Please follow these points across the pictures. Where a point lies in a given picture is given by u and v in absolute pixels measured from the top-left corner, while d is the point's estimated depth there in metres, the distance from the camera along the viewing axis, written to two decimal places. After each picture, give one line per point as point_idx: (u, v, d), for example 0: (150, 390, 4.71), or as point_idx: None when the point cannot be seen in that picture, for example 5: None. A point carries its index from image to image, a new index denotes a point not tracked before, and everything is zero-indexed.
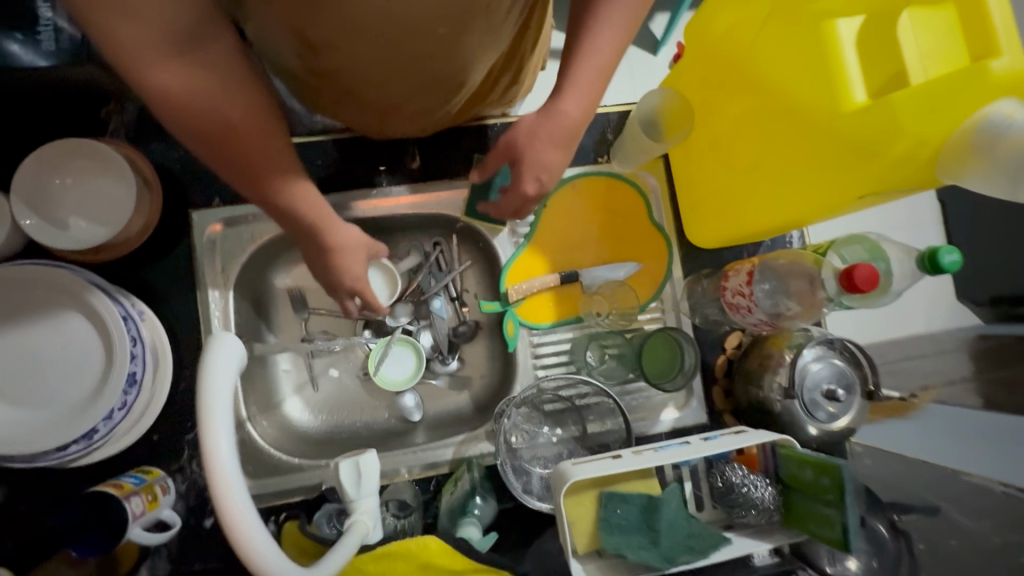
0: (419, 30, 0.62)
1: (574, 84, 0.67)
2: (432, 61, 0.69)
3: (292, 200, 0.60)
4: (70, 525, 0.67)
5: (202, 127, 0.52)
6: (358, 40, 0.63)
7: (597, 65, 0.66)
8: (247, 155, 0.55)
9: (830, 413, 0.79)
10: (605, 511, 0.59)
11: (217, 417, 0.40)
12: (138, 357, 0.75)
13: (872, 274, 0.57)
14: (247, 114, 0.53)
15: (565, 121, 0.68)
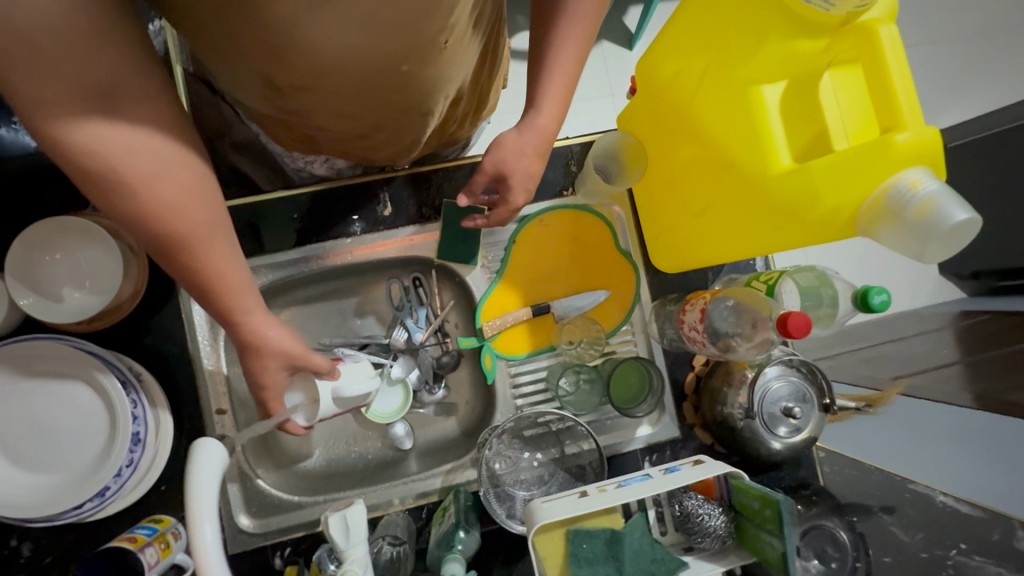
0: (382, 70, 0.65)
1: (539, 99, 0.74)
2: (402, 94, 0.72)
3: (213, 270, 0.60)
4: None
5: (121, 192, 0.52)
6: (323, 85, 0.67)
7: (564, 70, 0.73)
8: (168, 224, 0.55)
9: (788, 428, 0.85)
10: (573, 547, 0.64)
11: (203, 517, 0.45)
12: (141, 417, 0.81)
13: (804, 322, 0.60)
14: (175, 181, 0.54)
15: (544, 132, 0.76)
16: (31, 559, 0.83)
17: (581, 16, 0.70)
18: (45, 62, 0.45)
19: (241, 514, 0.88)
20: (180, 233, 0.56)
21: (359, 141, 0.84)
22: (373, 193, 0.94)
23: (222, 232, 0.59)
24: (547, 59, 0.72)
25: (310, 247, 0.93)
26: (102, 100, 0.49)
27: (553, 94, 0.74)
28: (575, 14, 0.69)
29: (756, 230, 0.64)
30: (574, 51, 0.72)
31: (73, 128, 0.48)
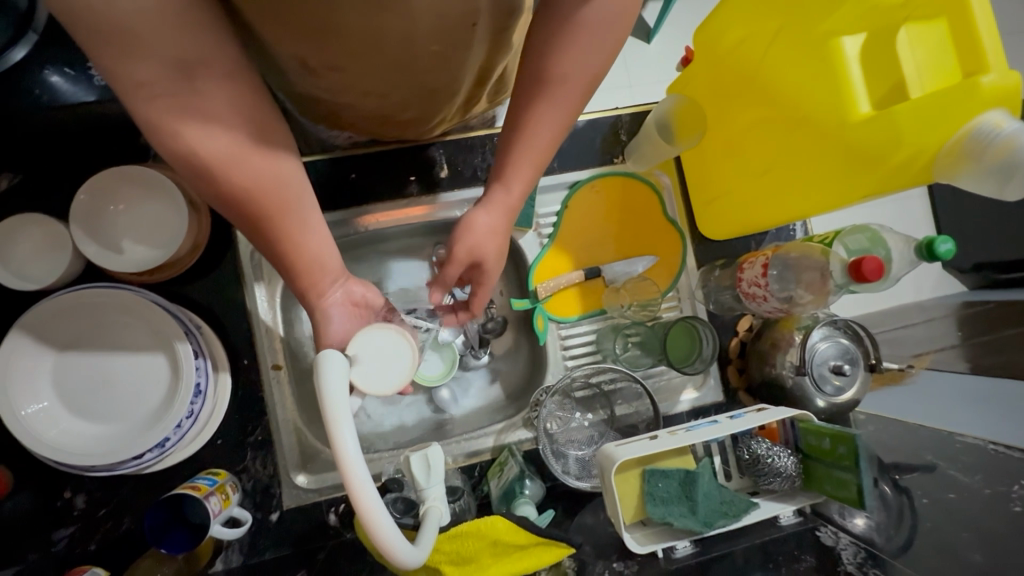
0: (409, 53, 0.59)
1: (502, 175, 0.67)
2: (431, 74, 0.66)
3: (296, 246, 0.56)
4: (159, 525, 0.75)
5: (207, 173, 0.49)
6: (356, 62, 0.61)
7: (529, 147, 0.64)
8: (254, 203, 0.51)
9: (836, 387, 0.86)
10: (649, 486, 0.67)
11: (343, 425, 0.46)
12: (202, 369, 0.81)
13: (878, 266, 0.66)
14: (258, 159, 0.50)
15: (478, 235, 0.68)
16: (86, 511, 0.82)
17: (559, 98, 0.61)
18: (135, 41, 0.42)
19: (296, 471, 0.88)
20: (266, 212, 0.52)
21: (387, 117, 0.79)
22: (429, 156, 0.95)
23: (303, 208, 0.55)
24: (517, 138, 0.64)
25: (364, 208, 0.94)
26: (184, 78, 0.45)
27: (507, 178, 0.67)
28: (553, 99, 0.61)
29: (825, 184, 0.67)
30: (549, 132, 0.63)
31: (160, 111, 0.45)
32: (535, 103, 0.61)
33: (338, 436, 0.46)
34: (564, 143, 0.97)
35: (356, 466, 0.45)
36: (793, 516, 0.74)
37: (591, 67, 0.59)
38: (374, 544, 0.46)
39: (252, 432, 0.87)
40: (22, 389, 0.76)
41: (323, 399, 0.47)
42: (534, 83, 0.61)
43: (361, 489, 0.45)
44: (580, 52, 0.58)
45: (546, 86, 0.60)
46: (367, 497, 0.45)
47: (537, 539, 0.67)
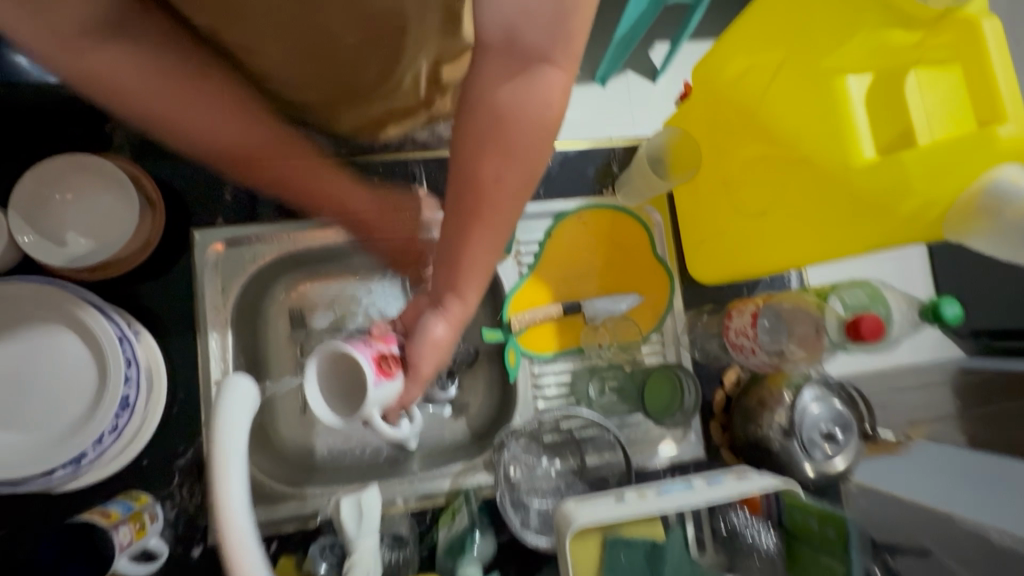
0: (319, 44, 0.59)
1: (457, 290, 0.62)
2: (353, 71, 0.66)
3: (247, 149, 0.67)
4: (55, 557, 0.66)
5: (139, 104, 0.58)
6: (273, 49, 0.60)
7: (474, 265, 0.61)
8: (179, 114, 0.60)
9: (826, 453, 0.79)
10: (609, 557, 0.58)
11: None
12: (133, 380, 0.73)
13: (877, 325, 0.60)
14: (167, 80, 0.58)
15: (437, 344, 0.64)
16: None
17: (496, 203, 0.58)
18: None
19: None
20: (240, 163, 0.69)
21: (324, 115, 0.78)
22: (409, 172, 0.91)
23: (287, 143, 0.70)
24: (458, 252, 0.60)
25: (336, 220, 0.88)
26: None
27: (462, 288, 0.62)
28: (485, 219, 0.58)
29: (825, 231, 0.62)
30: (489, 246, 0.60)
31: (70, 57, 0.52)
32: (474, 229, 0.58)
33: (223, 471, 0.44)
34: (553, 170, 0.93)
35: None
36: None
37: (515, 178, 0.57)
38: None
39: (184, 454, 0.79)
40: None
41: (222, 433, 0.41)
42: (468, 193, 0.58)
43: (238, 530, 0.43)
44: (509, 155, 0.56)
45: (484, 195, 0.57)
46: (240, 540, 0.43)
47: None
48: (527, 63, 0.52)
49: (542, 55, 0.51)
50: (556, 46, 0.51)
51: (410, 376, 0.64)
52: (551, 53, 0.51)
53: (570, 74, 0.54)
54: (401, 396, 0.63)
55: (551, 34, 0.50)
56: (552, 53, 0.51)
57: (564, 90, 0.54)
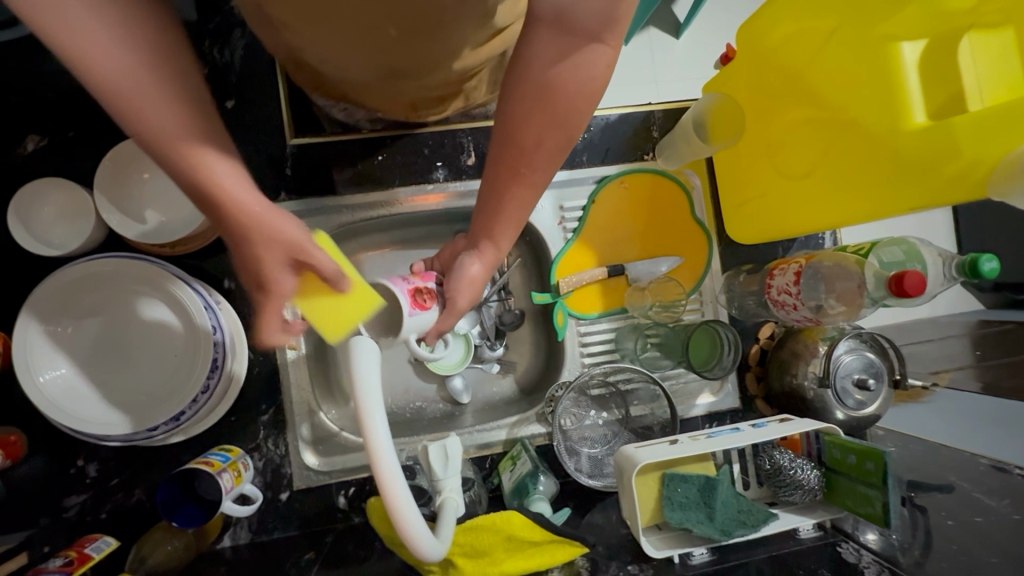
0: (368, 30, 0.60)
1: (491, 236, 0.67)
2: (412, 57, 0.67)
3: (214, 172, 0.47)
4: (170, 499, 0.75)
5: (122, 96, 0.43)
6: (312, 26, 0.60)
7: (514, 214, 0.64)
8: (182, 147, 0.45)
9: (857, 401, 0.84)
10: (668, 490, 0.66)
11: (375, 420, 0.45)
12: (220, 344, 0.80)
13: (920, 280, 0.64)
14: (170, 95, 0.45)
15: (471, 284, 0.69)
16: (98, 479, 0.82)
17: (535, 168, 0.60)
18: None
19: (308, 452, 0.88)
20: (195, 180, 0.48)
21: (363, 89, 0.78)
22: (457, 143, 0.94)
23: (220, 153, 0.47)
24: (494, 201, 0.63)
25: (389, 190, 0.92)
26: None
27: (497, 237, 0.66)
28: (523, 177, 0.60)
29: (869, 193, 0.65)
30: (527, 200, 0.63)
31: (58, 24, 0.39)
32: (517, 184, 0.61)
33: (367, 426, 0.45)
34: (595, 137, 0.95)
35: (386, 455, 0.45)
36: (812, 530, 0.69)
37: (556, 140, 0.57)
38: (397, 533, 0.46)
39: (267, 411, 0.87)
40: (39, 357, 0.75)
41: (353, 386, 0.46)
42: (511, 155, 0.59)
43: (388, 478, 0.45)
44: (553, 122, 0.56)
45: (521, 155, 0.58)
46: (393, 484, 0.45)
47: (551, 536, 0.65)
48: (577, 40, 0.50)
49: (592, 35, 0.50)
50: (608, 25, 0.49)
51: (448, 308, 0.69)
52: (602, 32, 0.49)
53: (617, 51, 0.52)
54: (437, 323, 0.69)
55: (606, 14, 0.48)
56: (604, 31, 0.50)
57: (608, 66, 0.53)
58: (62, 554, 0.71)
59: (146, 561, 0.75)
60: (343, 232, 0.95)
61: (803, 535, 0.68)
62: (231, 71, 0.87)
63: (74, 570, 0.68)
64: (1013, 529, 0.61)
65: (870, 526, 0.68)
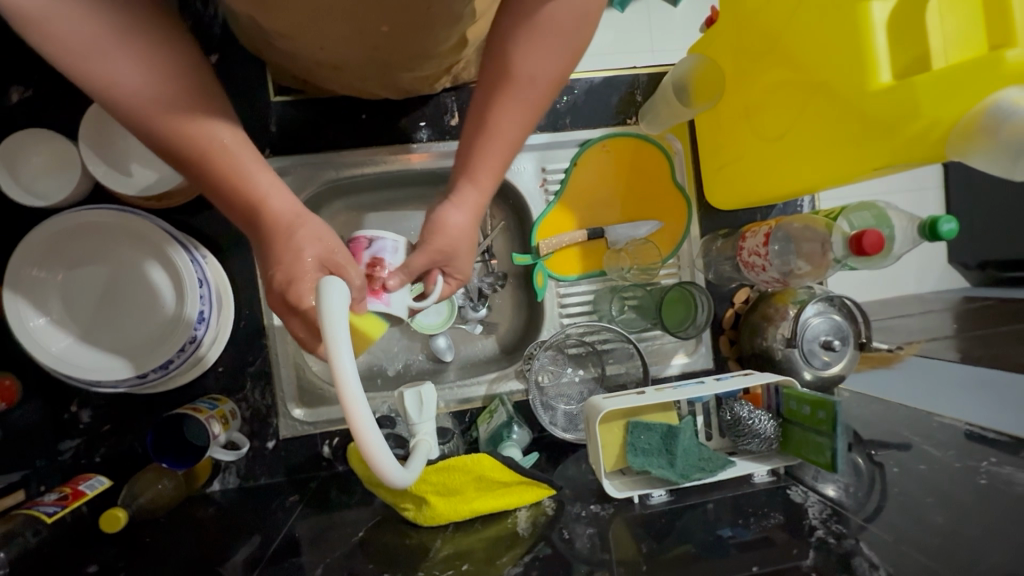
0: (360, 29, 0.63)
1: (471, 172, 0.61)
2: (400, 48, 0.70)
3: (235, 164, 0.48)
4: (161, 443, 0.80)
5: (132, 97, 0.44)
6: (306, 32, 0.64)
7: (498, 146, 0.59)
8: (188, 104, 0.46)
9: (824, 362, 0.87)
10: (631, 437, 0.70)
11: (343, 352, 0.45)
12: (206, 297, 0.83)
13: (879, 239, 0.66)
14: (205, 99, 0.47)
15: (450, 232, 0.61)
16: (91, 425, 0.85)
17: (525, 98, 0.57)
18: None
19: (293, 403, 0.91)
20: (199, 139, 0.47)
21: (343, 79, 0.79)
22: (441, 104, 0.94)
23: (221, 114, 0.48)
24: (483, 131, 0.59)
25: (375, 150, 0.93)
26: None
27: (479, 170, 0.61)
28: (515, 104, 0.57)
29: (837, 152, 0.67)
30: (511, 136, 0.59)
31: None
32: (502, 109, 0.57)
33: (336, 362, 0.45)
34: (578, 100, 0.95)
35: (350, 386, 0.45)
36: (766, 474, 0.72)
37: (552, 71, 0.56)
38: (372, 471, 0.47)
39: (255, 362, 0.90)
40: (29, 303, 0.78)
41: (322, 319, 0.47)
42: (497, 78, 0.57)
43: (362, 417, 0.45)
44: (543, 53, 0.54)
45: (511, 85, 0.56)
46: (363, 419, 0.45)
47: (520, 479, 0.68)
48: None
49: None
50: None
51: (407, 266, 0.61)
52: None
53: None
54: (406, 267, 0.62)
55: None
56: None
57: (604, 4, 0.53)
58: (57, 490, 0.75)
59: (139, 497, 0.78)
60: (329, 189, 0.96)
61: (757, 480, 0.71)
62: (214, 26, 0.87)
63: (68, 504, 0.71)
64: (953, 474, 0.65)
65: (827, 476, 0.69)
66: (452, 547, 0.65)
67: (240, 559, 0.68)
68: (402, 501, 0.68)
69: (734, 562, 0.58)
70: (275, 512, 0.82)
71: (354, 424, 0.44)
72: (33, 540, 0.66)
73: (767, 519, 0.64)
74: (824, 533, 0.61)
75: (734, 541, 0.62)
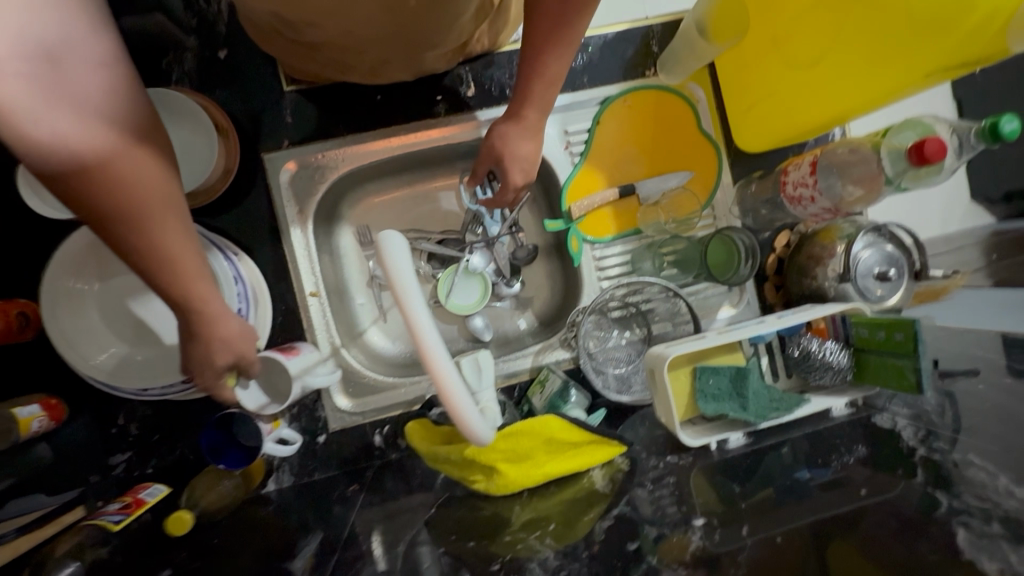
0: (386, 6, 0.62)
1: (524, 101, 0.67)
2: (424, 26, 0.68)
3: (183, 269, 0.55)
4: (217, 444, 0.78)
5: (103, 185, 0.49)
6: (331, 18, 0.63)
7: (546, 83, 0.65)
8: (148, 213, 0.51)
9: (879, 295, 0.83)
10: (700, 382, 0.68)
11: (415, 299, 0.48)
12: (243, 294, 0.81)
13: (941, 145, 0.63)
14: (171, 211, 0.54)
15: (517, 157, 0.72)
16: (140, 437, 0.84)
17: (565, 39, 0.60)
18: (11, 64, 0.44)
19: (340, 396, 0.89)
20: (153, 248, 0.53)
21: (362, 65, 0.78)
22: (455, 75, 0.92)
23: (179, 213, 0.55)
24: (531, 68, 0.63)
25: (394, 129, 0.92)
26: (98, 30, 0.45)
27: (530, 103, 0.67)
28: (557, 40, 0.60)
29: (890, 64, 0.64)
30: (557, 69, 0.64)
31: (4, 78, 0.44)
32: (552, 49, 0.61)
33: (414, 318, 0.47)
34: (594, 57, 0.93)
35: (439, 354, 0.47)
36: (844, 408, 0.69)
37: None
38: (459, 430, 0.50)
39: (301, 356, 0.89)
40: (67, 315, 0.77)
41: (390, 276, 0.48)
42: (542, 22, 0.58)
43: (448, 380, 0.48)
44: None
45: (551, 30, 0.59)
46: (445, 371, 0.48)
47: (590, 437, 0.67)
48: None
49: None
50: None
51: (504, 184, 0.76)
52: None
53: None
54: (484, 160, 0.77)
55: None
56: None
57: None
58: (119, 500, 0.75)
59: (200, 501, 0.78)
60: (351, 177, 0.94)
61: (835, 413, 0.69)
62: (220, 20, 0.85)
63: (131, 512, 0.72)
64: None
65: (902, 399, 0.68)
66: (530, 512, 0.64)
67: (314, 550, 0.67)
68: (472, 474, 0.66)
69: (823, 501, 0.56)
70: (338, 503, 0.80)
71: (442, 388, 0.48)
72: (105, 550, 0.66)
73: (854, 452, 0.62)
74: (924, 454, 0.58)
75: (818, 480, 0.60)
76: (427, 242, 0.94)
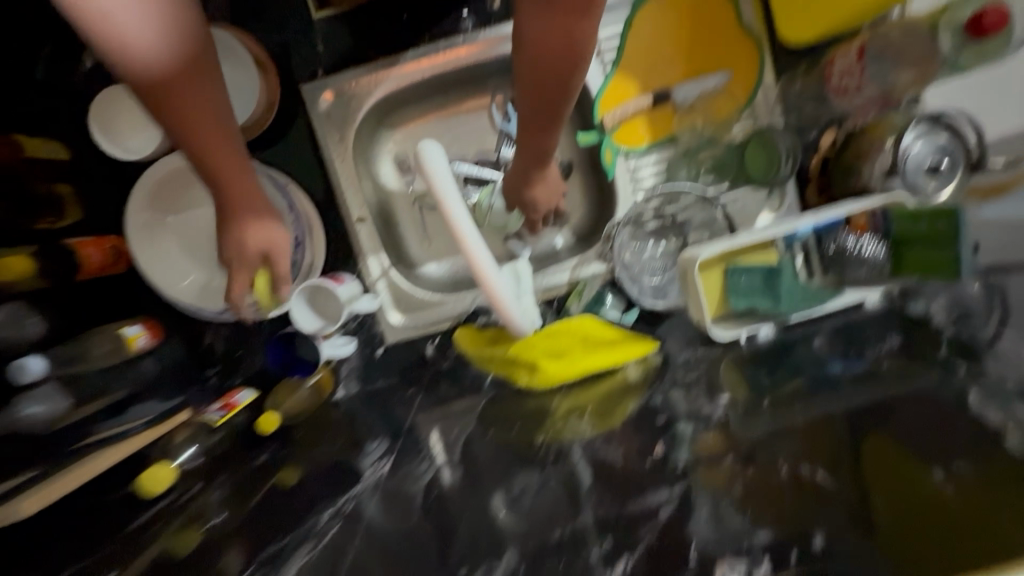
0: None
1: (530, 163, 0.79)
2: None
3: (214, 165, 0.70)
4: (286, 358, 0.92)
5: (200, 107, 0.66)
6: None
7: (542, 153, 0.76)
8: (209, 121, 0.67)
9: (932, 188, 0.79)
10: (731, 281, 0.72)
11: (450, 196, 0.54)
12: (298, 220, 0.89)
13: (1001, 16, 0.66)
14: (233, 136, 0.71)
15: (531, 194, 0.85)
16: (226, 352, 0.96)
17: (553, 125, 0.70)
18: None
19: (392, 311, 0.97)
20: (213, 147, 0.69)
21: None
22: None
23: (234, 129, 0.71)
24: (527, 145, 0.75)
25: (423, 49, 0.92)
26: None
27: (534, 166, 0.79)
28: (550, 126, 0.70)
29: None
30: (551, 141, 0.74)
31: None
32: (543, 132, 0.71)
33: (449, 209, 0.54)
34: None
35: (478, 250, 0.53)
36: (877, 299, 0.72)
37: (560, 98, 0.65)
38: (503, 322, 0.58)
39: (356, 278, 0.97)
40: (151, 244, 0.86)
41: (427, 176, 0.55)
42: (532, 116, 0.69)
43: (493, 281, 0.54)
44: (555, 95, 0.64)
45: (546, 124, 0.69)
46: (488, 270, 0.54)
47: (620, 334, 0.76)
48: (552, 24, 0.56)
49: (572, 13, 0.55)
50: None
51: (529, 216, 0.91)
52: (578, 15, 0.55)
53: None
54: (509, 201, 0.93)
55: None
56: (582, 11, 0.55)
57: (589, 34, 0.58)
58: (218, 402, 0.88)
59: (281, 407, 0.87)
60: (384, 104, 0.96)
61: (869, 305, 0.72)
62: None
63: (230, 411, 0.85)
64: None
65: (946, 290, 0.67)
66: (570, 403, 0.70)
67: (382, 445, 0.77)
68: (516, 371, 0.72)
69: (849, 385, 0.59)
70: (399, 405, 0.90)
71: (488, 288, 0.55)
72: (214, 439, 0.81)
73: (885, 343, 0.65)
74: (954, 337, 0.61)
75: (849, 369, 0.63)
76: (461, 164, 0.96)
